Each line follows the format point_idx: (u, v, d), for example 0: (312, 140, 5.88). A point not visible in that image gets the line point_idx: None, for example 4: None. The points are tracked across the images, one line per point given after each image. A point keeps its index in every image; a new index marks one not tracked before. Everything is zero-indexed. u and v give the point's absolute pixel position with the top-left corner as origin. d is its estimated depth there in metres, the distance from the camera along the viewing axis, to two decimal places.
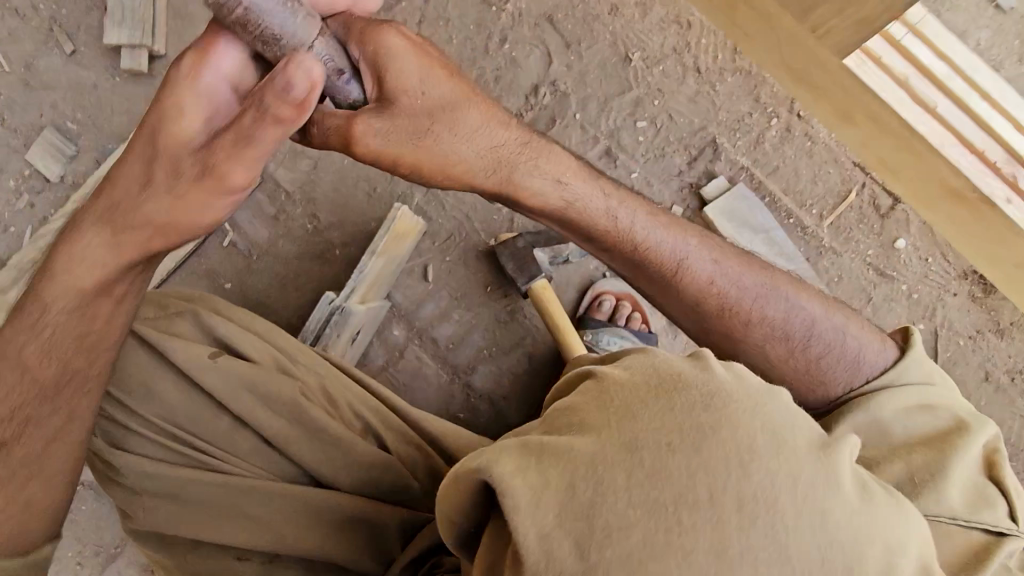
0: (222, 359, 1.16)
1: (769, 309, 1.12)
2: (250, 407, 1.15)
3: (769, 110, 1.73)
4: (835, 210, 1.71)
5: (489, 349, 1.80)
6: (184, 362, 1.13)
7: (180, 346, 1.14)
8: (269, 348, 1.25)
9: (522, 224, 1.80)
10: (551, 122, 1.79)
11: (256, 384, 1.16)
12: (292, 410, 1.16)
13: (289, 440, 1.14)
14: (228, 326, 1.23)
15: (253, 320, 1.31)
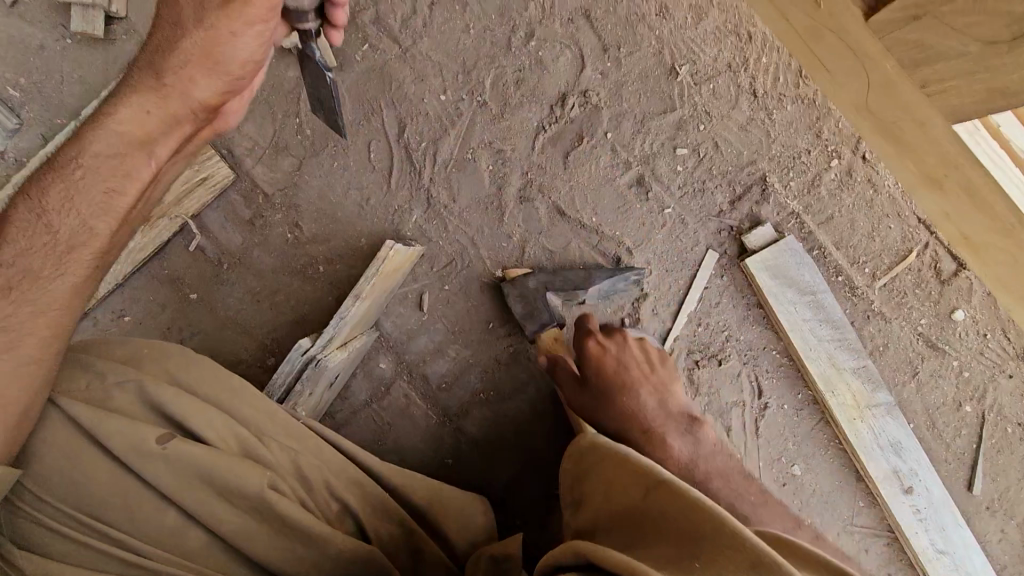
0: (173, 444, 0.95)
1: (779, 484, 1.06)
2: (206, 498, 0.95)
3: (829, 148, 1.51)
4: (891, 271, 1.50)
5: (486, 393, 1.60)
6: (124, 447, 0.93)
7: (121, 426, 0.94)
8: (235, 428, 1.04)
9: (535, 254, 1.58)
10: (579, 139, 1.56)
11: (213, 473, 0.95)
12: (258, 501, 0.96)
13: (254, 543, 0.95)
14: (185, 402, 1.01)
15: (224, 384, 1.09)
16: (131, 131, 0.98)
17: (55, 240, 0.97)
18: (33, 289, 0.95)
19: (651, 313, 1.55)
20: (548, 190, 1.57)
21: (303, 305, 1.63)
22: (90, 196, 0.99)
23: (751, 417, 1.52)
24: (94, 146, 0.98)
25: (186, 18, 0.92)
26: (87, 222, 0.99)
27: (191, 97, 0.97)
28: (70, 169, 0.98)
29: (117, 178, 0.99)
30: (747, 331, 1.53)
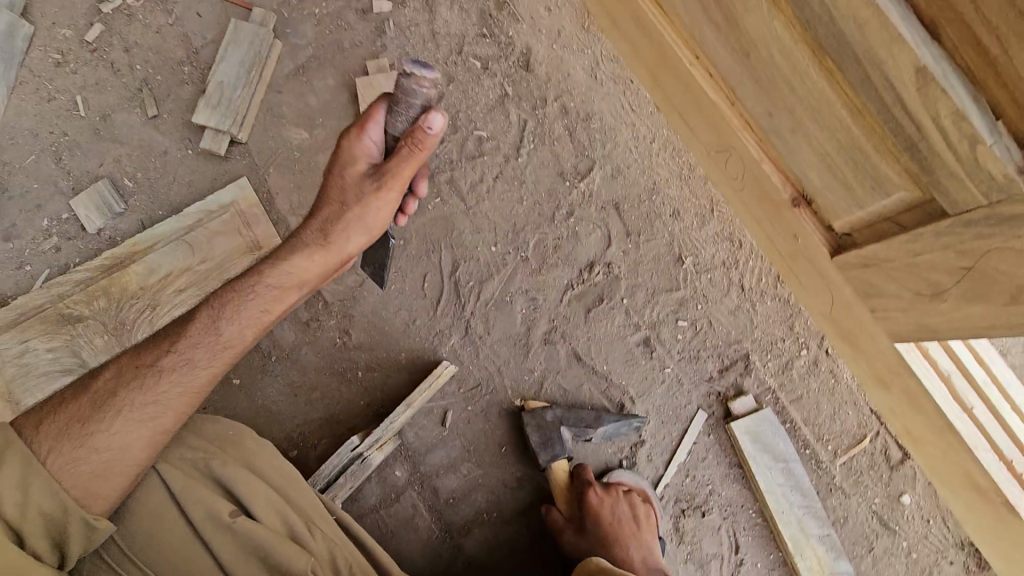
0: (240, 520, 1.10)
1: None
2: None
3: (801, 340, 1.84)
4: (850, 450, 1.77)
5: (489, 513, 1.73)
6: (202, 519, 1.09)
7: (203, 497, 1.11)
8: (285, 510, 1.15)
9: (551, 390, 1.82)
10: (599, 299, 1.88)
11: (266, 552, 1.09)
12: None
13: None
14: (248, 479, 1.15)
15: (282, 470, 1.21)
16: (298, 272, 1.25)
17: (217, 341, 1.20)
18: (188, 374, 1.16)
19: (646, 459, 1.77)
20: (569, 337, 1.85)
21: (336, 404, 1.80)
22: (252, 314, 1.23)
23: (727, 569, 1.71)
24: (267, 276, 1.24)
25: (347, 194, 1.23)
26: (243, 332, 1.23)
27: (343, 251, 1.26)
28: (244, 290, 1.23)
29: (273, 302, 1.25)
30: (728, 488, 1.74)
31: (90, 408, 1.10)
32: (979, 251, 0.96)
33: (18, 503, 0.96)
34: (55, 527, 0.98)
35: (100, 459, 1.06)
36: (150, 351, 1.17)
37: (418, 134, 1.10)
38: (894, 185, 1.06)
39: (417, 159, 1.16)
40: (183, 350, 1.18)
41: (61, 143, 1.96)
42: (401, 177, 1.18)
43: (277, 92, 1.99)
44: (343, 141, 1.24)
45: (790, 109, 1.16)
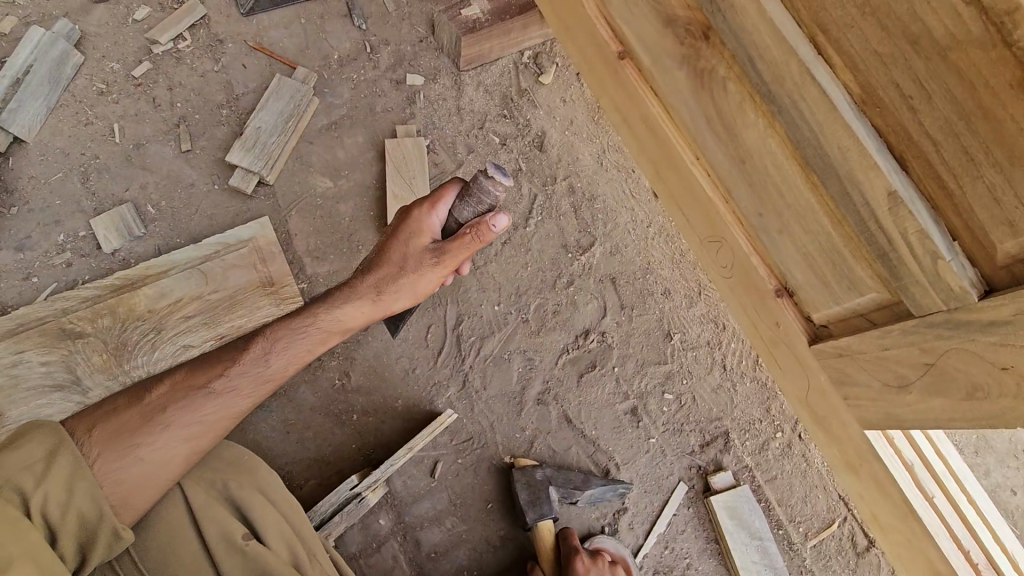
0: (253, 542, 1.13)
1: None
2: None
3: (776, 422, 1.96)
4: (819, 533, 1.85)
5: (469, 570, 1.73)
6: (216, 537, 1.12)
7: (220, 517, 1.15)
8: (291, 540, 1.19)
9: (539, 450, 1.87)
10: (591, 366, 1.98)
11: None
12: None
13: None
14: (262, 504, 1.19)
15: (290, 501, 1.25)
16: (348, 320, 1.34)
17: (264, 373, 1.27)
18: (233, 401, 1.22)
19: (627, 527, 1.81)
20: (561, 400, 1.93)
21: (328, 445, 1.81)
22: (299, 352, 1.31)
23: None
24: (319, 318, 1.33)
25: (406, 262, 1.32)
26: (288, 367, 1.30)
27: (389, 308, 1.37)
28: (297, 328, 1.32)
29: (319, 344, 1.33)
30: (704, 562, 1.81)
31: (139, 419, 1.15)
32: (940, 350, 1.06)
33: (61, 503, 0.99)
34: (87, 532, 1.01)
35: (142, 470, 1.11)
36: (202, 372, 1.23)
37: (481, 227, 1.24)
38: (868, 287, 1.20)
39: (473, 246, 1.28)
40: (233, 377, 1.24)
41: (90, 165, 2.02)
42: (457, 258, 1.31)
43: (308, 142, 2.12)
44: (411, 213, 1.33)
45: (778, 213, 1.29)
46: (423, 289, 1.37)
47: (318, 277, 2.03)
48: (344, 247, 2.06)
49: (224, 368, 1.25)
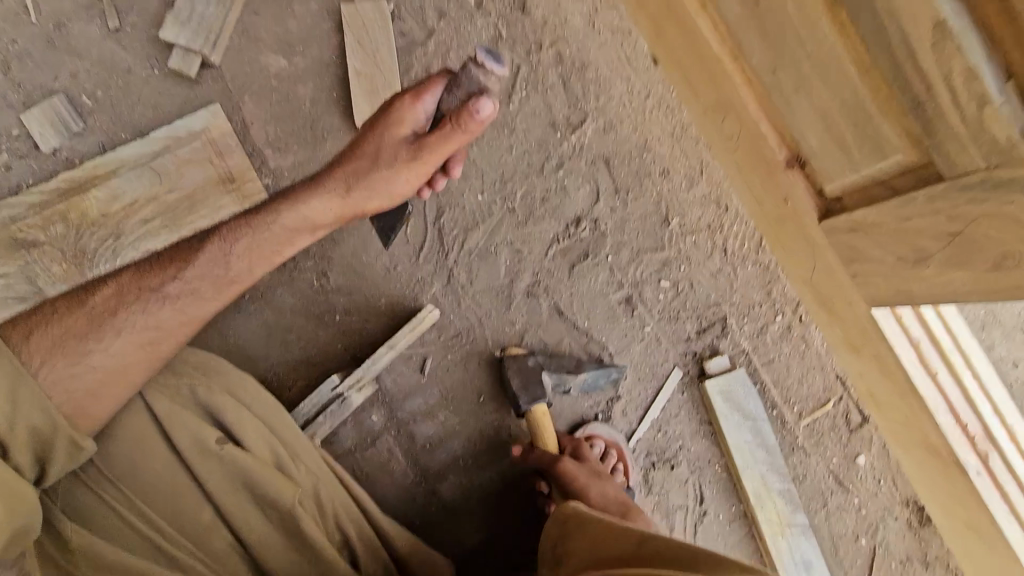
0: (227, 448, 1.07)
1: None
2: (241, 506, 1.06)
3: (777, 306, 1.88)
4: (813, 412, 1.84)
5: (465, 460, 1.72)
6: (186, 445, 1.05)
7: (188, 422, 1.07)
8: (274, 441, 1.15)
9: (530, 343, 1.82)
10: (583, 255, 1.87)
11: (252, 480, 1.06)
12: (284, 519, 1.07)
13: (270, 556, 1.05)
14: (236, 407, 1.13)
15: (269, 401, 1.19)
16: (316, 217, 1.21)
17: (228, 275, 1.18)
18: (193, 304, 1.14)
19: (621, 414, 1.79)
20: (552, 292, 1.85)
21: (312, 347, 1.74)
22: (266, 252, 1.21)
23: (691, 519, 1.76)
24: (283, 214, 1.20)
25: (382, 155, 1.20)
26: (255, 270, 1.20)
27: (360, 206, 1.23)
28: (261, 226, 1.20)
29: (286, 245, 1.22)
30: (698, 443, 1.79)
31: (85, 324, 1.06)
32: (969, 216, 0.97)
33: (7, 416, 0.93)
34: (42, 441, 0.96)
35: (91, 377, 1.03)
36: (154, 273, 1.14)
37: (464, 115, 1.09)
38: (892, 147, 1.05)
39: (458, 137, 1.15)
40: (192, 279, 1.15)
41: (7, 51, 1.76)
42: (439, 153, 1.17)
43: (254, 13, 1.83)
44: (392, 103, 1.20)
45: (796, 67, 1.11)
46: (401, 190, 1.25)
47: (282, 170, 1.83)
48: (307, 136, 1.84)
49: (179, 271, 1.14)
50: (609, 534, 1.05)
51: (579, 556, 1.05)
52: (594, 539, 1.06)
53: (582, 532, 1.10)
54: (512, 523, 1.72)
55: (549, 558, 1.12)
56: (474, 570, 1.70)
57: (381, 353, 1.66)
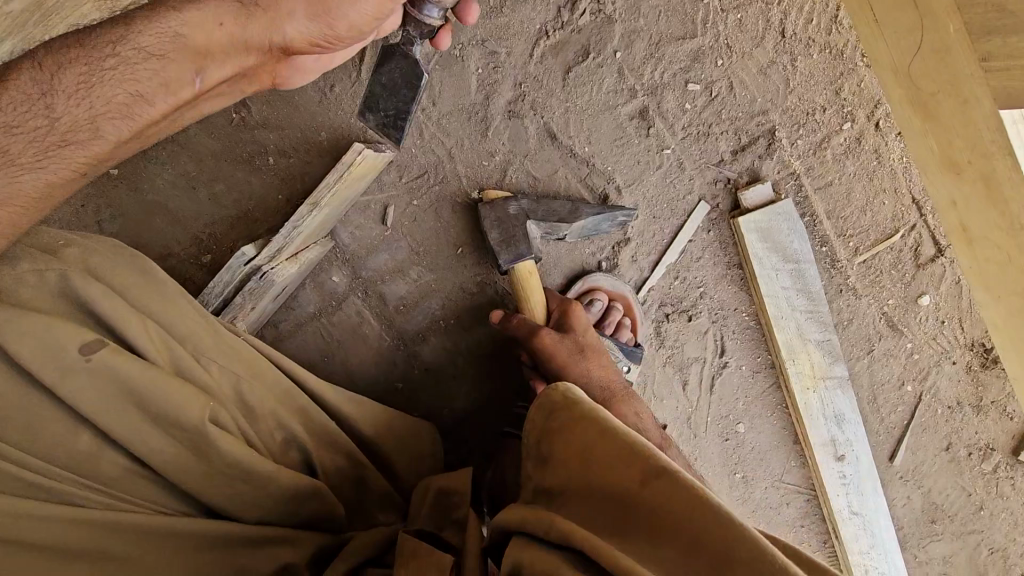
0: (98, 356, 0.82)
1: None
2: (127, 422, 0.82)
3: (844, 110, 1.42)
4: (874, 247, 1.47)
5: (446, 321, 1.47)
6: (35, 360, 0.79)
7: (34, 331, 0.81)
8: (167, 338, 0.91)
9: (517, 178, 1.44)
10: (583, 54, 1.41)
11: (141, 392, 0.83)
12: (189, 431, 0.84)
13: (181, 474, 0.84)
14: (109, 299, 0.88)
15: (158, 285, 0.95)
16: (192, 37, 0.90)
17: (52, 127, 0.87)
18: (7, 173, 0.85)
19: (629, 260, 1.48)
20: (541, 110, 1.42)
21: (249, 199, 1.42)
22: (107, 92, 0.88)
23: (709, 373, 1.52)
24: (139, 36, 0.89)
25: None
26: (95, 120, 0.88)
27: (277, 31, 0.90)
28: (98, 55, 0.88)
29: (145, 83, 0.89)
30: (722, 290, 1.49)
31: None
32: None
33: None
34: None
35: None
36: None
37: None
38: None
39: None
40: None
41: None
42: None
43: None
44: None
45: None
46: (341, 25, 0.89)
47: None
48: None
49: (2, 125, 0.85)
50: (609, 459, 0.70)
51: (563, 482, 0.73)
52: (586, 460, 0.72)
53: (569, 439, 0.75)
54: (502, 386, 1.50)
55: (523, 450, 0.81)
56: (461, 439, 1.50)
57: (302, 209, 1.22)
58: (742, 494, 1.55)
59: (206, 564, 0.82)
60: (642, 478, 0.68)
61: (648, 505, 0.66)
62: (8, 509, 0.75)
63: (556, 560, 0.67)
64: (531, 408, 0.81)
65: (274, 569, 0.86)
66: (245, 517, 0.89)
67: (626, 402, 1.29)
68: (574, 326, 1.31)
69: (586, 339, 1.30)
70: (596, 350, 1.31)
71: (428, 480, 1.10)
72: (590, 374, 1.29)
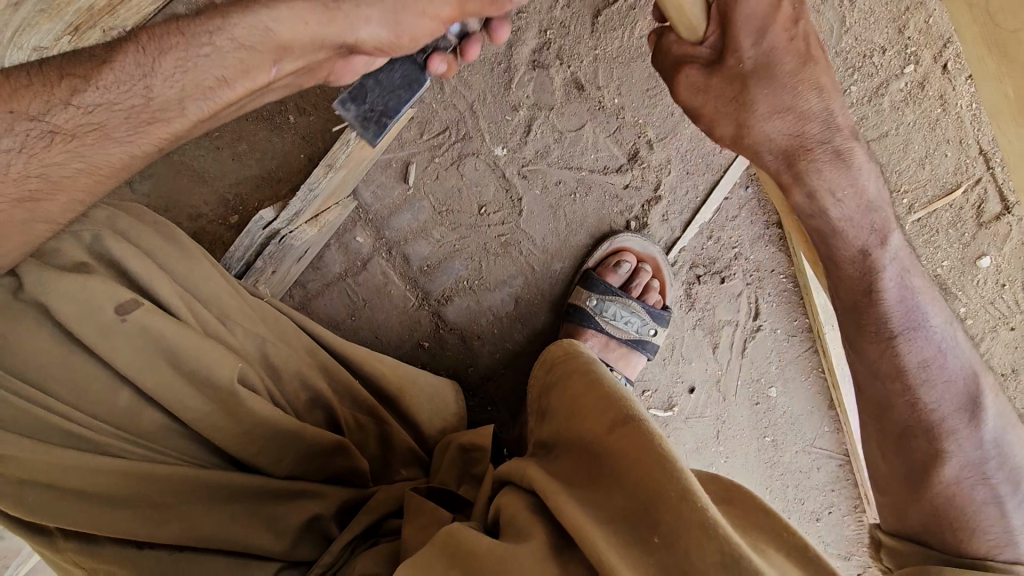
0: (134, 316, 0.85)
1: (936, 329, 0.90)
2: (163, 382, 0.85)
3: (909, 50, 1.27)
4: (931, 205, 1.35)
5: (470, 280, 1.45)
6: (75, 318, 0.83)
7: (74, 291, 0.83)
8: (192, 300, 0.94)
9: (541, 133, 1.37)
10: None
11: (173, 350, 0.86)
12: (220, 391, 0.87)
13: (211, 433, 0.87)
14: (135, 254, 0.91)
15: (185, 248, 0.99)
16: (282, 32, 0.79)
17: (144, 105, 0.82)
18: (100, 147, 0.83)
19: (660, 219, 1.42)
20: (567, 58, 1.34)
21: (272, 158, 1.41)
22: (195, 78, 0.81)
23: (741, 336, 1.47)
24: (233, 18, 0.80)
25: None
26: (182, 101, 0.82)
27: (353, 34, 0.79)
28: (195, 40, 0.80)
29: (227, 66, 0.81)
30: (759, 250, 1.43)
31: None
32: None
33: None
34: None
35: None
36: (23, 99, 0.81)
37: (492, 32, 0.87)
38: None
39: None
40: (93, 108, 0.82)
41: None
42: None
43: None
44: None
45: None
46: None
47: None
48: None
49: (102, 118, 0.82)
50: (591, 408, 0.72)
51: (553, 432, 0.77)
52: (570, 410, 0.75)
53: (563, 392, 0.78)
54: (527, 345, 1.49)
55: (534, 407, 0.87)
56: (487, 398, 1.51)
57: (315, 172, 1.20)
58: (771, 457, 1.54)
59: (237, 512, 0.85)
60: (608, 426, 0.68)
61: (609, 452, 0.66)
62: (56, 460, 0.79)
63: (522, 503, 0.70)
64: (538, 368, 0.89)
65: (305, 521, 0.90)
66: (275, 470, 0.92)
67: (800, 185, 0.85)
68: (741, 37, 0.80)
69: (757, 65, 0.81)
70: (778, 69, 0.81)
71: (450, 438, 1.11)
72: (759, 119, 0.83)
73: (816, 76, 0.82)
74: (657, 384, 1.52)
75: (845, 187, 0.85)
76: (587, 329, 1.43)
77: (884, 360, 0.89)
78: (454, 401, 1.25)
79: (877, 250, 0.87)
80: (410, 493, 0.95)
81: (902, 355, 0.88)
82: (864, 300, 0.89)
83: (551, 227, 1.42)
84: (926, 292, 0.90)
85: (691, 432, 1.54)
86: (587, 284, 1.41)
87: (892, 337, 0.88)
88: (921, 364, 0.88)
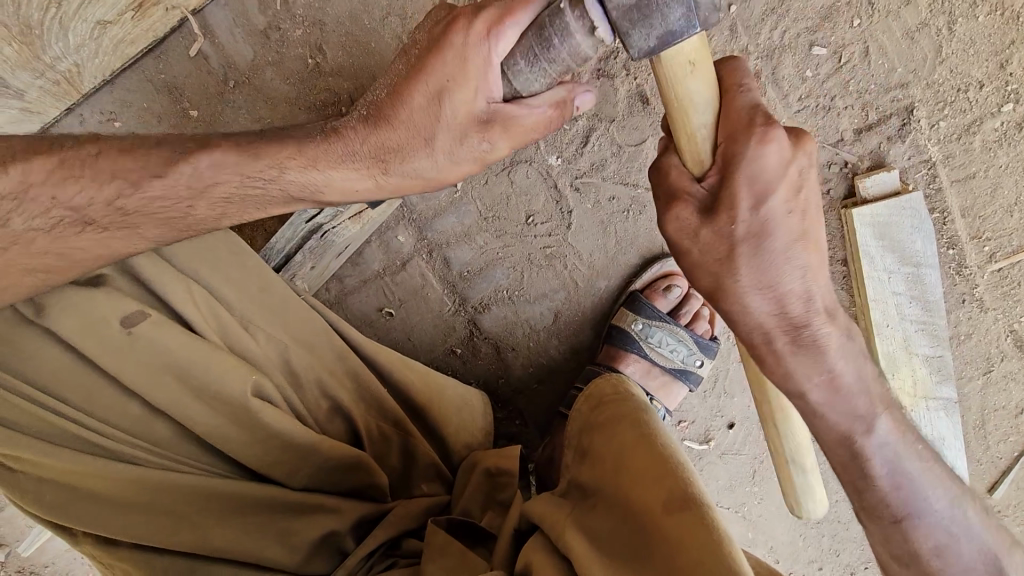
0: (141, 329, 0.84)
1: (945, 517, 0.77)
2: (172, 396, 0.84)
3: (1009, 88, 1.18)
4: (1014, 256, 1.25)
5: (510, 290, 1.40)
6: (83, 331, 0.83)
7: (83, 303, 0.84)
8: (216, 307, 0.91)
9: (599, 145, 1.32)
10: None
11: (181, 364, 0.84)
12: (235, 402, 0.84)
13: (224, 441, 0.85)
14: (154, 268, 0.89)
15: (214, 253, 0.95)
16: (330, 193, 0.87)
17: (181, 220, 0.87)
18: (128, 244, 0.87)
19: None
20: (634, 70, 1.28)
21: None
22: (243, 207, 0.89)
23: None
24: (289, 170, 0.86)
25: (438, 138, 0.81)
26: (221, 221, 0.89)
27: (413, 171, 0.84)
28: (254, 177, 0.86)
29: (273, 202, 0.89)
30: None
31: None
32: None
33: None
34: None
35: None
36: (65, 185, 0.84)
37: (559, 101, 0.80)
38: None
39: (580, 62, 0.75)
40: (132, 212, 0.86)
41: None
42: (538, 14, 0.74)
43: None
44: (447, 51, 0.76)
45: None
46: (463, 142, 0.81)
47: None
48: None
49: (144, 217, 0.86)
50: (646, 479, 0.74)
51: (597, 487, 0.80)
52: (618, 469, 0.78)
53: (612, 440, 0.83)
54: (561, 362, 1.44)
55: (574, 443, 0.91)
56: (515, 412, 1.46)
57: None
58: None
59: (252, 524, 0.82)
60: (664, 504, 0.69)
61: (658, 529, 0.68)
62: (68, 466, 0.79)
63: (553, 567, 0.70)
64: (578, 402, 0.94)
65: (317, 538, 0.86)
66: (289, 484, 0.88)
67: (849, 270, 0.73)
68: (738, 197, 0.70)
69: (747, 233, 0.70)
70: (769, 244, 0.69)
71: (476, 459, 1.03)
72: (738, 288, 0.72)
73: (805, 255, 0.71)
74: (694, 415, 1.45)
75: (856, 347, 0.73)
76: (630, 354, 1.36)
77: (890, 540, 0.79)
78: (484, 404, 1.17)
79: (906, 414, 0.75)
80: (432, 527, 0.89)
81: (903, 542, 0.78)
82: (886, 463, 0.78)
83: (599, 243, 1.36)
84: (932, 467, 0.78)
85: (726, 469, 1.46)
86: (633, 306, 1.35)
87: (895, 520, 0.78)
88: (932, 559, 0.77)
